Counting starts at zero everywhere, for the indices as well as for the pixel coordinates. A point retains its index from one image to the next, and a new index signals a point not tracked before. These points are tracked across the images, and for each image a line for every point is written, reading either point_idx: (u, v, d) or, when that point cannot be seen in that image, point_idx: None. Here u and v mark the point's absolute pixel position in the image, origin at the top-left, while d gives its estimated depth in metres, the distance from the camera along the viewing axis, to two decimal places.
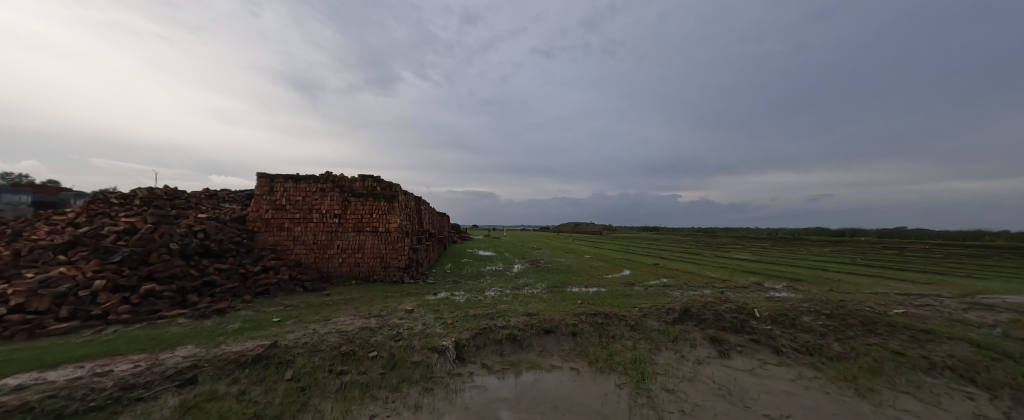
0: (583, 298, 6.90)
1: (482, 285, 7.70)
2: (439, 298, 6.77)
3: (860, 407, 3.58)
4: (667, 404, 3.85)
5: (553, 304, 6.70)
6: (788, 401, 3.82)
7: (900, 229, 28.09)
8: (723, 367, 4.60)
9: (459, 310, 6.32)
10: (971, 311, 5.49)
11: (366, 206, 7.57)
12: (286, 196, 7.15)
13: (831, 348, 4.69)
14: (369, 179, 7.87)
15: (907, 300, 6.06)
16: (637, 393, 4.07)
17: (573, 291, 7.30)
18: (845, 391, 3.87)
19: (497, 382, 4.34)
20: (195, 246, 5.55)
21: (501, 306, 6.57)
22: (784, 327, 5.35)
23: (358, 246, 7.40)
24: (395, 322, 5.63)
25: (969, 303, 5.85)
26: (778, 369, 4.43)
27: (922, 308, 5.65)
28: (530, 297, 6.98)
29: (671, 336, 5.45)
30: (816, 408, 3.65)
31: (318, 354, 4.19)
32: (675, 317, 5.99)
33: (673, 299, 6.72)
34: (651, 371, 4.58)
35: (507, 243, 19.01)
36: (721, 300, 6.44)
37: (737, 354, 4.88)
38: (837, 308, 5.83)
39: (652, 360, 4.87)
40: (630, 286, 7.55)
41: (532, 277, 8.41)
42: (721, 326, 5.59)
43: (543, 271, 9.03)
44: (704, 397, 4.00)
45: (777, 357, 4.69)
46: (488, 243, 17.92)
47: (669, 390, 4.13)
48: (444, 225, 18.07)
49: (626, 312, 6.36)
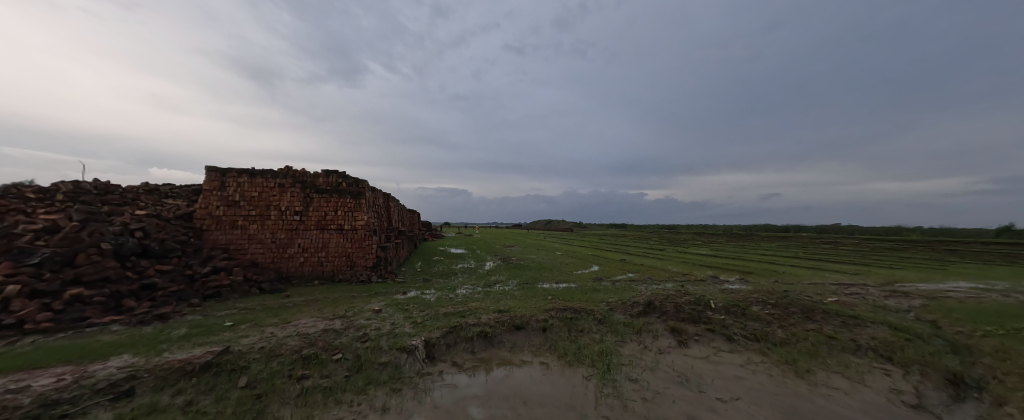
0: (553, 294, 7.04)
1: (453, 283, 7.63)
2: (409, 297, 6.62)
3: (799, 387, 3.95)
4: (630, 393, 4.03)
5: (524, 300, 6.78)
6: (738, 384, 4.13)
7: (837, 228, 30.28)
8: (682, 356, 4.89)
9: (429, 309, 6.22)
10: (891, 297, 6.21)
11: (331, 203, 7.25)
12: (241, 192, 6.67)
13: (775, 334, 5.12)
14: (334, 174, 7.51)
15: (839, 289, 6.73)
16: (603, 384, 4.22)
17: (544, 287, 7.42)
18: (786, 373, 4.25)
19: (468, 379, 4.33)
20: (132, 245, 5.04)
21: (473, 304, 6.54)
22: (736, 317, 5.76)
23: (322, 245, 7.08)
24: (362, 323, 5.44)
25: (889, 290, 6.61)
26: (729, 356, 4.77)
27: (852, 296, 6.30)
28: (501, 294, 7.02)
29: (635, 329, 5.70)
30: (762, 390, 3.98)
31: (276, 359, 3.97)
32: (640, 310, 6.27)
33: (638, 292, 7.02)
34: (617, 362, 4.77)
35: (481, 240, 18.91)
36: (681, 293, 6.81)
37: (694, 343, 5.20)
38: (781, 297, 6.36)
39: (618, 351, 5.08)
40: (598, 281, 7.80)
41: (503, 274, 8.46)
42: (681, 317, 5.91)
43: (515, 268, 9.09)
44: (664, 384, 4.23)
45: (729, 345, 5.05)
46: (461, 240, 17.77)
47: (633, 380, 4.32)
48: (414, 222, 17.56)
49: (595, 306, 6.57)
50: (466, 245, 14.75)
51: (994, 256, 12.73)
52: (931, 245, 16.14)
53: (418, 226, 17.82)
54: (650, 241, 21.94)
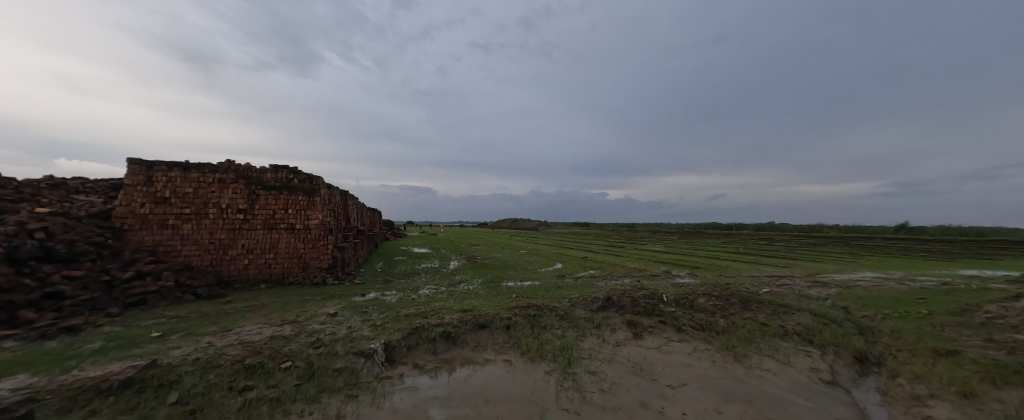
0: (517, 292, 7.11)
1: (416, 283, 7.43)
2: (368, 298, 6.36)
3: (737, 371, 4.35)
4: (589, 385, 4.19)
5: (489, 298, 6.78)
6: (686, 371, 4.45)
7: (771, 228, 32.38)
8: (637, 347, 5.16)
9: (389, 311, 6.02)
10: (813, 287, 7.01)
11: (280, 201, 6.77)
12: (172, 188, 6.01)
13: (718, 324, 5.57)
14: (284, 170, 7.05)
15: (772, 280, 7.48)
16: (564, 378, 4.35)
17: (508, 285, 7.47)
18: (726, 359, 4.65)
19: (429, 381, 4.25)
20: (31, 248, 4.34)
21: (436, 304, 6.43)
22: (685, 308, 6.18)
23: (270, 246, 6.59)
24: (315, 327, 5.14)
25: (812, 281, 7.47)
26: (678, 345, 5.13)
27: (782, 286, 7.03)
28: (465, 293, 6.96)
29: (595, 323, 5.92)
30: (706, 375, 4.33)
31: (213, 371, 3.62)
32: (599, 305, 6.52)
33: (597, 288, 7.31)
34: (577, 356, 4.93)
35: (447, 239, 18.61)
36: (637, 288, 7.18)
37: (648, 334, 5.52)
38: (724, 289, 6.94)
39: (578, 346, 5.25)
40: (561, 278, 8.01)
41: (468, 273, 8.41)
42: (636, 310, 6.24)
43: (479, 267, 9.07)
44: (620, 375, 4.44)
45: (679, 335, 5.42)
46: (425, 239, 17.35)
47: (592, 372, 4.49)
48: (375, 221, 16.85)
49: (557, 302, 6.74)
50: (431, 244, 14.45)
51: (893, 249, 14.85)
52: (847, 244, 17.26)
53: (380, 225, 17.13)
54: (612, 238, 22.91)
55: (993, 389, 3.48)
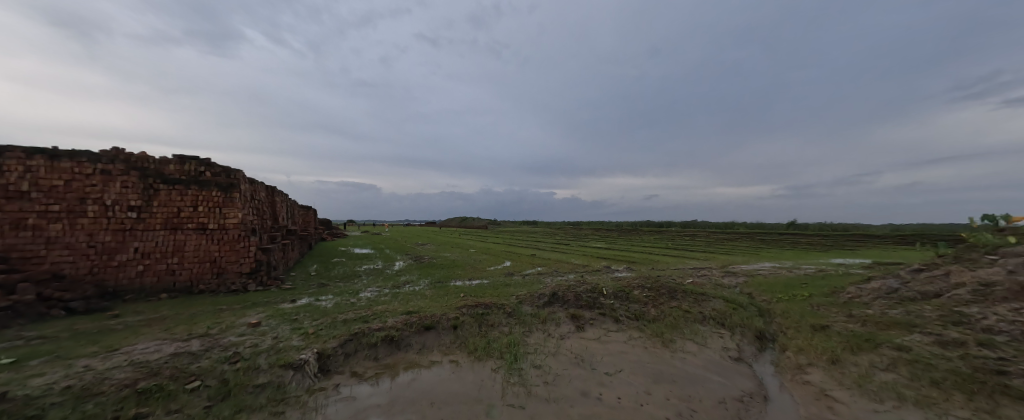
0: (465, 291, 7.04)
1: (355, 286, 6.97)
2: (298, 305, 5.80)
3: (664, 355, 4.82)
4: (534, 379, 4.31)
5: (435, 299, 6.60)
6: (622, 358, 4.81)
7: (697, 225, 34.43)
8: (579, 339, 5.43)
9: (324, 317, 5.56)
10: (726, 276, 8.02)
11: (188, 197, 5.89)
12: (32, 179, 4.85)
13: (649, 313, 6.09)
14: (193, 162, 6.14)
15: (694, 272, 8.40)
16: (510, 374, 4.41)
17: (456, 285, 7.36)
18: (656, 345, 5.12)
19: (369, 389, 4.02)
20: None
21: (378, 307, 6.10)
22: (622, 300, 6.66)
23: (174, 249, 5.69)
24: (232, 340, 4.55)
25: (726, 271, 8.55)
26: (616, 334, 5.51)
27: (702, 277, 7.92)
28: (411, 294, 6.70)
29: (540, 318, 6.10)
30: (639, 361, 4.72)
31: (92, 399, 3.02)
32: (545, 301, 6.74)
33: (544, 284, 7.54)
34: (523, 352, 5.04)
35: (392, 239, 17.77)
36: (581, 283, 7.55)
37: (589, 326, 5.84)
38: (655, 281, 7.62)
39: (525, 341, 5.38)
40: (509, 276, 8.13)
41: (414, 273, 8.11)
42: (579, 304, 6.56)
43: (426, 267, 8.82)
44: (563, 366, 4.63)
45: (616, 325, 5.84)
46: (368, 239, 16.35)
47: (537, 366, 4.63)
48: (308, 220, 15.39)
49: (505, 300, 6.81)
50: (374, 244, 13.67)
51: (786, 242, 17.64)
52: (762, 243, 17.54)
53: (314, 224, 15.70)
54: (558, 236, 23.89)
55: (852, 355, 4.29)
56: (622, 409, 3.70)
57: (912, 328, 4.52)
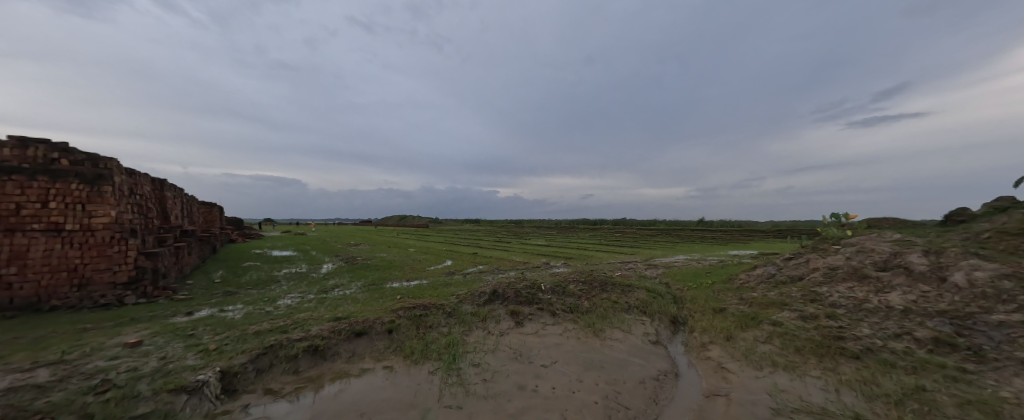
0: (402, 293, 6.73)
1: (272, 293, 6.21)
2: (196, 318, 4.98)
3: (595, 344, 5.17)
4: (472, 378, 4.29)
5: (369, 302, 6.18)
6: (557, 349, 5.04)
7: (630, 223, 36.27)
8: (518, 334, 5.56)
9: (232, 330, 4.86)
10: (649, 268, 8.89)
11: (32, 190, 4.68)
12: None
13: (583, 305, 6.48)
14: (40, 146, 4.89)
15: (623, 265, 9.15)
16: (448, 375, 4.33)
17: (392, 286, 7.00)
18: (588, 335, 5.47)
19: (287, 406, 3.61)
20: None
21: (300, 315, 5.52)
22: (559, 295, 6.97)
23: (10, 257, 4.45)
24: (100, 366, 3.72)
25: (649, 264, 9.48)
26: (552, 328, 5.76)
27: (629, 270, 8.68)
28: (340, 299, 6.19)
29: (481, 317, 6.10)
30: (573, 351, 4.99)
31: None
32: (486, 299, 6.76)
33: (485, 282, 7.56)
34: (462, 351, 4.99)
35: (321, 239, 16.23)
36: (520, 280, 7.74)
37: (528, 321, 6.01)
38: (589, 275, 8.13)
39: (464, 340, 5.33)
40: (450, 275, 7.99)
41: (344, 276, 7.51)
42: (519, 300, 6.71)
43: (359, 269, 8.24)
44: (502, 362, 4.69)
45: (553, 318, 6.10)
46: (291, 240, 14.69)
47: (475, 364, 4.62)
48: (211, 220, 13.22)
49: (445, 300, 6.67)
50: (297, 246, 12.33)
51: (697, 237, 20.28)
52: (684, 240, 18.47)
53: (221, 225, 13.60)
54: (501, 234, 24.16)
55: (742, 332, 5.07)
56: (556, 398, 3.87)
57: (784, 306, 5.50)
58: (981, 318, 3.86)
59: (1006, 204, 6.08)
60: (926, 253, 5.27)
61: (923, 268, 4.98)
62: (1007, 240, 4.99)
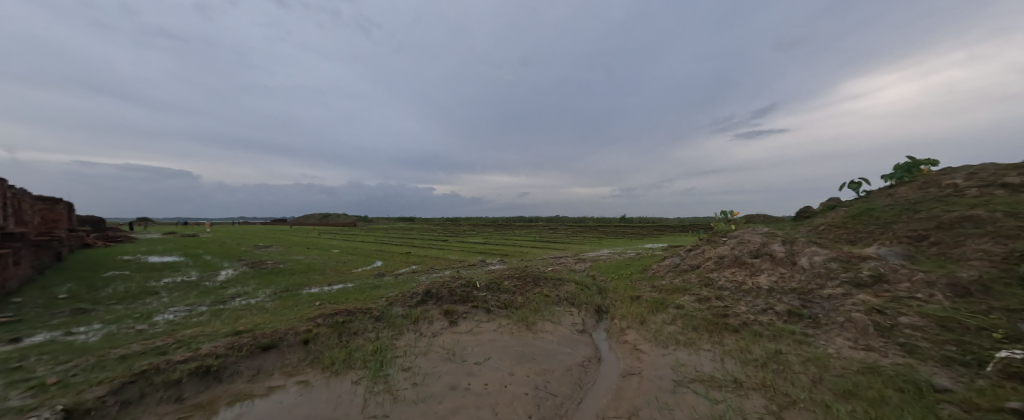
0: (322, 298, 6.12)
1: (147, 308, 5.13)
2: (24, 347, 3.86)
3: (527, 337, 5.35)
4: (401, 383, 4.08)
5: (281, 311, 5.49)
6: (491, 345, 5.09)
7: (566, 220, 38.41)
8: (451, 334, 5.46)
9: (84, 357, 3.88)
10: (578, 262, 9.49)
11: None
12: None
13: (516, 301, 6.65)
14: None
15: (555, 260, 9.62)
16: (374, 383, 4.05)
17: (310, 292, 6.33)
18: (521, 329, 5.63)
19: None
20: None
21: (188, 331, 4.66)
22: (493, 291, 7.04)
23: None
24: None
25: (579, 258, 10.12)
26: (486, 324, 5.79)
27: (561, 264, 9.16)
28: (243, 310, 5.39)
29: (412, 318, 5.86)
30: (506, 346, 5.08)
31: None
32: (418, 300, 6.51)
33: (417, 283, 7.28)
34: (391, 356, 4.72)
35: (222, 241, 13.89)
36: (455, 278, 7.62)
37: (462, 320, 5.95)
38: (523, 271, 8.37)
39: (393, 344, 5.05)
40: (379, 277, 7.51)
41: (249, 284, 6.55)
42: (453, 299, 6.60)
43: (269, 275, 7.26)
44: (434, 364, 4.56)
45: (487, 315, 6.13)
46: (179, 243, 12.29)
47: (405, 369, 4.41)
48: (55, 220, 10.33)
49: (372, 304, 6.25)
50: (186, 250, 10.36)
51: (620, 232, 22.36)
52: (610, 235, 20.23)
53: (71, 226, 10.74)
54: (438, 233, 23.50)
55: (653, 316, 5.70)
56: (488, 394, 3.88)
57: (686, 291, 6.33)
58: (818, 292, 4.93)
59: (835, 202, 7.85)
60: (785, 242, 6.54)
61: (782, 254, 6.17)
62: (835, 230, 6.45)
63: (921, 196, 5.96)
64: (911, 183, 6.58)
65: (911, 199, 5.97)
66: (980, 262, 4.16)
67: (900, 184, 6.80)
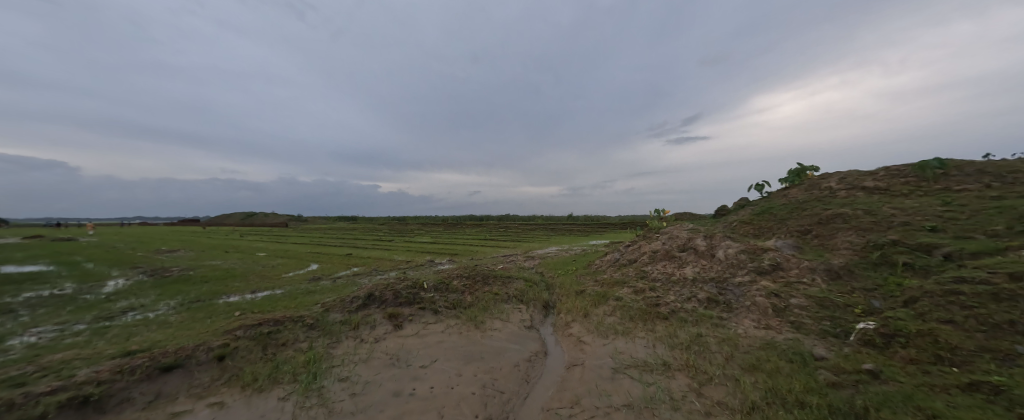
0: (244, 308, 5.46)
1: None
2: None
3: (476, 336, 5.32)
4: (338, 394, 3.79)
5: (190, 325, 4.78)
6: (438, 347, 4.96)
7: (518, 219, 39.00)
8: (396, 338, 5.23)
9: None
10: (527, 260, 9.69)
11: None
12: None
13: (465, 300, 6.58)
14: None
15: (505, 258, 9.71)
16: (306, 397, 3.70)
17: (230, 302, 5.60)
18: (469, 328, 5.58)
19: None
20: None
21: (57, 356, 3.82)
22: (442, 291, 6.89)
23: None
24: None
25: (528, 255, 10.34)
26: (433, 326, 5.64)
27: (510, 262, 9.28)
28: (139, 327, 4.58)
29: (352, 324, 5.49)
30: (453, 346, 4.99)
31: None
32: (359, 304, 6.12)
33: (359, 286, 6.84)
34: (326, 366, 4.36)
35: (110, 246, 11.63)
36: (401, 280, 7.30)
37: (408, 323, 5.71)
38: (472, 270, 8.31)
39: (329, 354, 4.67)
40: (314, 281, 6.92)
41: (148, 296, 5.59)
42: (398, 301, 6.31)
43: (175, 284, 6.27)
44: (375, 371, 4.32)
45: (434, 316, 5.97)
46: (47, 249, 10.02)
47: (343, 379, 4.10)
48: None
49: (305, 311, 5.73)
50: (60, 257, 8.51)
51: (569, 230, 23.29)
52: (559, 233, 20.97)
53: None
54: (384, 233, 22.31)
55: (595, 308, 6.03)
56: (433, 398, 3.77)
57: (624, 284, 6.80)
58: (730, 280, 5.61)
59: (745, 202, 9.01)
60: (706, 237, 7.34)
61: (704, 247, 6.91)
62: (745, 226, 7.40)
63: (808, 196, 7.09)
64: (800, 185, 7.81)
65: (800, 199, 7.07)
66: (847, 251, 5.07)
67: (792, 186, 8.03)
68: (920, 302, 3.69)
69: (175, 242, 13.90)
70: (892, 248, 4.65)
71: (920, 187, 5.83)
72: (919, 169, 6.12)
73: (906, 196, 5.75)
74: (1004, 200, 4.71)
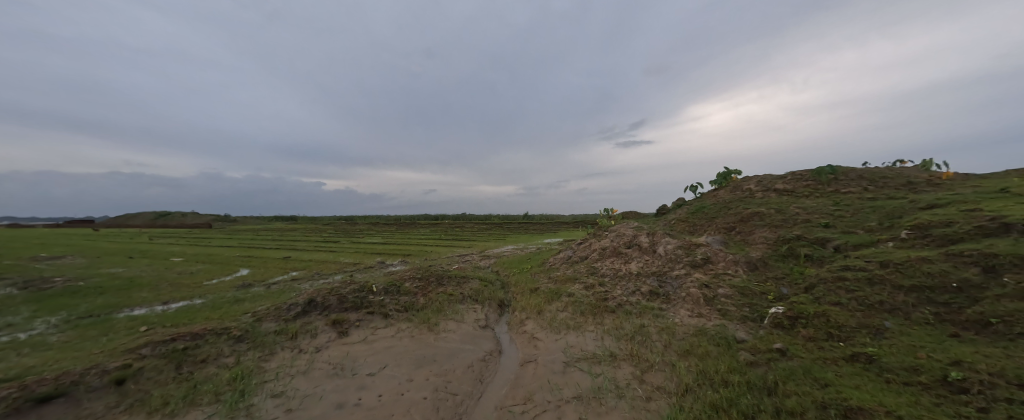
0: (155, 322, 4.74)
1: None
2: None
3: (429, 339, 5.17)
4: (271, 411, 3.44)
5: (79, 345, 4.03)
6: (388, 353, 4.73)
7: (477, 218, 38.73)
8: (340, 346, 4.89)
9: None
10: (483, 259, 9.65)
11: None
12: None
13: (418, 302, 6.37)
14: None
15: (460, 258, 9.57)
16: (231, 417, 3.30)
17: (135, 317, 4.83)
18: (421, 331, 5.41)
19: None
20: None
21: None
22: (392, 294, 6.59)
23: None
24: None
25: (484, 255, 10.30)
26: (383, 331, 5.37)
27: (465, 261, 9.17)
28: (4, 352, 3.75)
29: (289, 334, 5.03)
30: (404, 351, 4.80)
31: None
32: (297, 312, 5.64)
33: (298, 292, 6.29)
34: (258, 382, 3.94)
35: None
36: (347, 283, 6.85)
37: (354, 329, 5.37)
38: (425, 271, 8.07)
39: (261, 368, 4.23)
40: (244, 289, 6.22)
41: (19, 314, 4.61)
42: (344, 307, 5.91)
43: (59, 297, 5.24)
44: (316, 383, 3.99)
45: (384, 321, 5.69)
46: None
47: (277, 394, 3.73)
48: None
49: (233, 322, 5.14)
50: None
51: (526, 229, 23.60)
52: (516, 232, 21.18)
53: None
54: (330, 233, 20.76)
55: (548, 305, 6.18)
56: (381, 406, 3.59)
57: (576, 281, 7.06)
58: (669, 274, 6.09)
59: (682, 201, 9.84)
60: (649, 234, 7.87)
61: (647, 244, 7.42)
62: (682, 223, 8.07)
63: (733, 197, 7.93)
64: (727, 187, 8.72)
65: (727, 199, 7.91)
66: (763, 245, 5.75)
67: (721, 188, 8.94)
68: (817, 288, 4.30)
69: (60, 248, 11.59)
70: (796, 242, 5.38)
71: (817, 189, 6.83)
72: (817, 174, 7.16)
73: (808, 197, 6.69)
74: (877, 201, 5.69)
